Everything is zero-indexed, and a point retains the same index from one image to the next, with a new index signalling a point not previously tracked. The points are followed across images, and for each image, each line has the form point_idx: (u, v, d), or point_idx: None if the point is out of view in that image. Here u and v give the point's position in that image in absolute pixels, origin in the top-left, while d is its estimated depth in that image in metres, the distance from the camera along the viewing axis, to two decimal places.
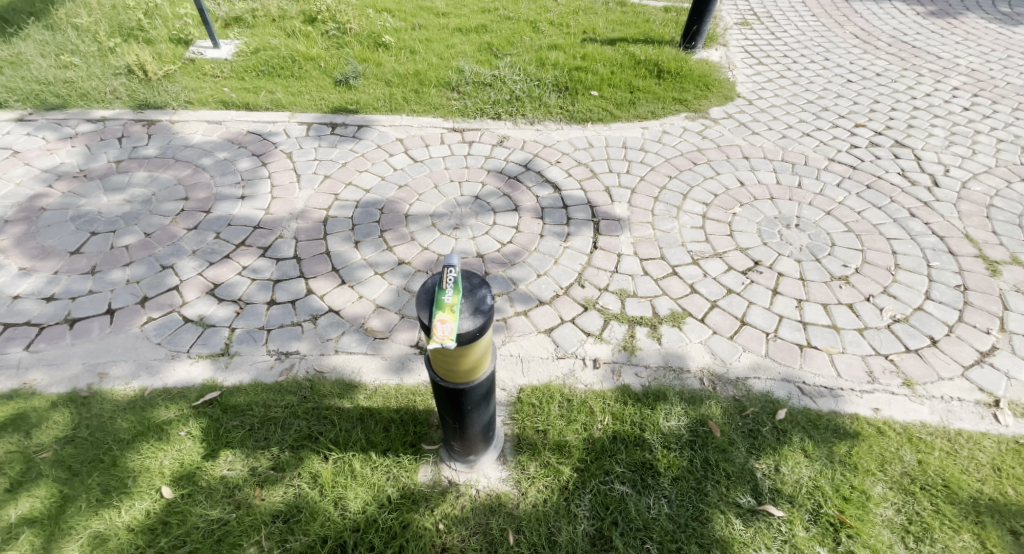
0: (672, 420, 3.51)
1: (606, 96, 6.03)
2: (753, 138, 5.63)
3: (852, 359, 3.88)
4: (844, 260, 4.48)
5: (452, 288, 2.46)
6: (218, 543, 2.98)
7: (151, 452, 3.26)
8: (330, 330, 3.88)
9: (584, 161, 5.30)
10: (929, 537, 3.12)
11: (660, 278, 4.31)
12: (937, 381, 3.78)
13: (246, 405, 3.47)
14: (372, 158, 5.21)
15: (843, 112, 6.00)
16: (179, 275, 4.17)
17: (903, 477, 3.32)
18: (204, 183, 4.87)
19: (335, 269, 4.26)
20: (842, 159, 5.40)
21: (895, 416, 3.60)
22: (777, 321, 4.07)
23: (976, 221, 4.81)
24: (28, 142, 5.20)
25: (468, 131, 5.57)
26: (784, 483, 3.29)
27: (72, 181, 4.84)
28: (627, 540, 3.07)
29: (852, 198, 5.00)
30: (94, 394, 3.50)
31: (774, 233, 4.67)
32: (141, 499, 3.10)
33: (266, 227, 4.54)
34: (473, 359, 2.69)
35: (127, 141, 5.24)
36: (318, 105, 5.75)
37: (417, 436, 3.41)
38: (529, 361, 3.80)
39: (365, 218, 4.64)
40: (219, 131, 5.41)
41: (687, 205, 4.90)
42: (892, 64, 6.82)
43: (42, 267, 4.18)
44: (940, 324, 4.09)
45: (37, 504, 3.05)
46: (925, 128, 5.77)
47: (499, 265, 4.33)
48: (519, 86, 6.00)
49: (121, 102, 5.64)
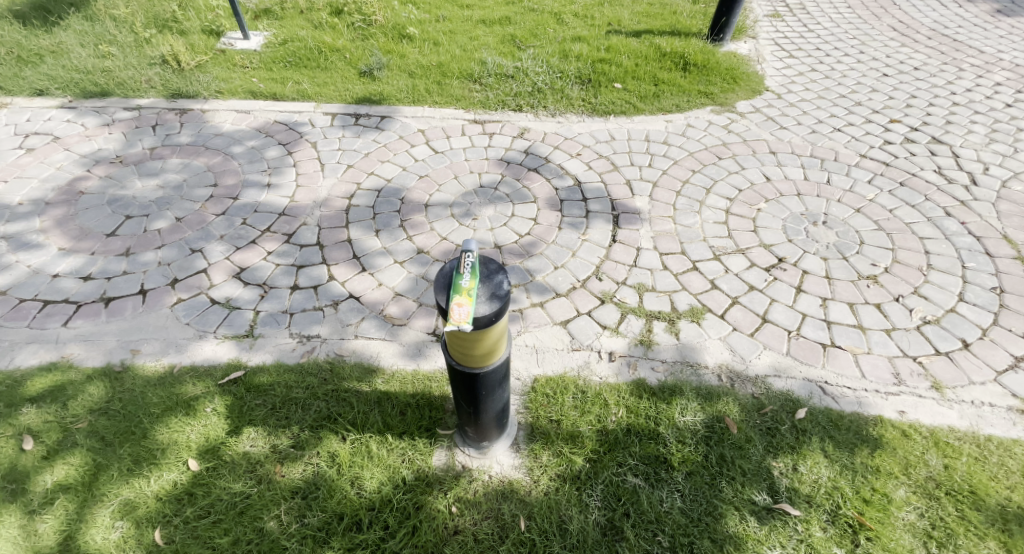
0: (688, 415, 3.48)
1: (630, 88, 5.99)
2: (781, 133, 5.52)
3: (878, 360, 3.78)
4: (873, 259, 4.36)
5: (470, 273, 2.48)
6: (240, 516, 3.07)
7: (179, 426, 3.37)
8: (351, 315, 3.95)
9: (606, 154, 5.27)
10: (953, 543, 3.03)
11: (680, 273, 4.27)
12: (967, 386, 3.66)
13: (269, 385, 3.56)
14: (394, 149, 5.27)
15: (877, 107, 5.84)
16: (207, 259, 4.29)
17: (928, 481, 3.23)
18: (232, 171, 5.00)
19: (356, 256, 4.32)
20: (875, 155, 5.26)
21: (921, 420, 3.50)
22: (800, 320, 3.99)
23: (1016, 222, 4.63)
24: (69, 128, 5.41)
25: (490, 122, 5.59)
26: (802, 483, 3.23)
27: (109, 166, 5.02)
28: (639, 532, 3.06)
29: (884, 195, 4.87)
30: (126, 369, 3.63)
31: (800, 230, 4.57)
32: (169, 471, 3.21)
33: (290, 214, 4.64)
34: (488, 343, 2.71)
35: (161, 129, 5.41)
36: (343, 96, 5.84)
37: (432, 420, 3.45)
38: (544, 351, 3.80)
39: (386, 207, 4.70)
40: (248, 120, 5.54)
41: (710, 200, 4.83)
42: (931, 58, 6.61)
43: (80, 248, 4.35)
44: (973, 327, 3.95)
45: (71, 471, 3.19)
46: (964, 125, 5.58)
47: (517, 256, 4.34)
48: (542, 78, 6.00)
49: (155, 91, 5.82)
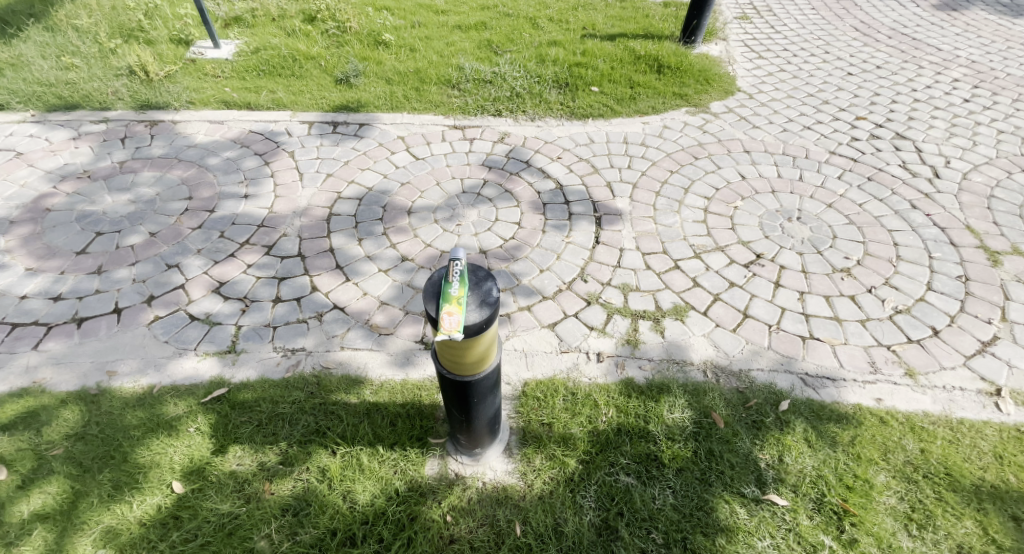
0: (676, 412, 3.54)
1: (606, 91, 6.07)
2: (754, 132, 5.65)
3: (854, 350, 3.91)
4: (846, 252, 4.50)
5: (459, 281, 2.50)
6: (229, 537, 3.02)
7: (161, 448, 3.30)
8: (336, 325, 3.92)
9: (586, 157, 5.33)
10: (932, 524, 3.15)
11: (662, 272, 4.34)
12: (939, 371, 3.80)
13: (254, 401, 3.50)
14: (374, 156, 5.23)
15: (844, 105, 6.02)
16: (185, 274, 4.19)
17: (906, 466, 3.35)
18: (207, 183, 4.90)
19: (338, 266, 4.28)
20: (843, 152, 5.42)
21: (897, 406, 3.63)
22: (780, 314, 4.09)
23: (978, 212, 4.83)
24: (32, 144, 5.22)
25: (469, 128, 5.59)
26: (788, 473, 3.32)
27: (77, 182, 4.87)
28: (633, 531, 3.10)
29: (853, 190, 5.03)
30: (103, 391, 3.53)
31: (776, 226, 4.69)
32: (152, 494, 3.14)
33: (270, 225, 4.57)
34: (479, 352, 2.72)
35: (131, 142, 5.27)
36: (319, 104, 5.77)
37: (423, 430, 3.44)
38: (533, 355, 3.83)
39: (368, 216, 4.66)
40: (222, 130, 5.44)
41: (688, 200, 4.92)
42: (892, 56, 6.84)
43: (48, 267, 4.21)
44: (942, 314, 4.11)
45: (49, 500, 3.10)
46: (925, 120, 5.80)
47: (502, 260, 4.36)
48: (519, 83, 6.03)
49: (122, 103, 5.67)
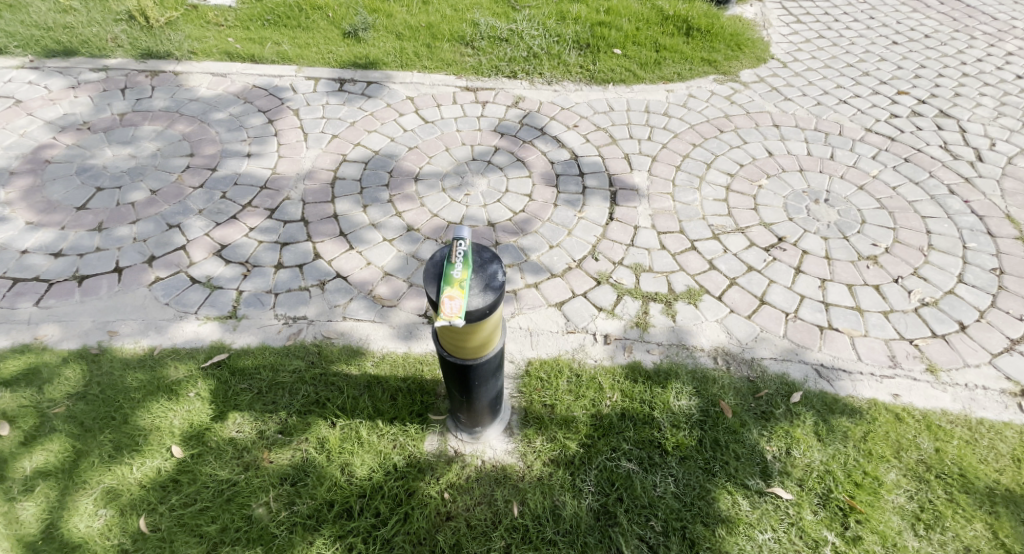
0: (683, 399, 3.43)
1: (630, 54, 5.74)
2: (785, 104, 5.33)
3: (874, 342, 3.75)
4: (874, 238, 4.28)
5: (462, 263, 2.37)
6: (228, 503, 2.97)
7: (162, 412, 3.25)
8: (339, 295, 3.82)
9: (604, 125, 5.08)
10: (940, 525, 3.04)
11: (677, 253, 4.16)
12: (962, 368, 3.64)
13: (255, 368, 3.45)
14: (382, 118, 5.02)
15: (885, 77, 5.65)
16: (186, 235, 4.09)
17: (919, 465, 3.23)
18: (209, 140, 4.75)
19: (342, 233, 4.15)
20: (880, 129, 5.11)
21: (915, 403, 3.49)
22: (799, 301, 3.92)
23: (1020, 200, 4.55)
24: (31, 91, 5.07)
25: (482, 90, 5.34)
26: (795, 466, 3.22)
27: (76, 133, 4.73)
28: (632, 517, 3.03)
29: (887, 171, 4.75)
30: (104, 351, 3.49)
31: (802, 208, 4.46)
32: (152, 457, 3.10)
33: (273, 187, 4.43)
34: (481, 336, 2.61)
35: (131, 93, 5.10)
36: (326, 59, 5.53)
37: (424, 406, 3.37)
38: (538, 334, 3.72)
39: (374, 181, 4.50)
40: (225, 84, 5.25)
41: (710, 176, 4.69)
42: (941, 25, 6.39)
43: (48, 222, 4.13)
44: (971, 309, 3.91)
45: (50, 457, 3.07)
46: (972, 98, 5.43)
47: (511, 234, 4.20)
48: (537, 42, 5.72)
49: (122, 51, 5.47)
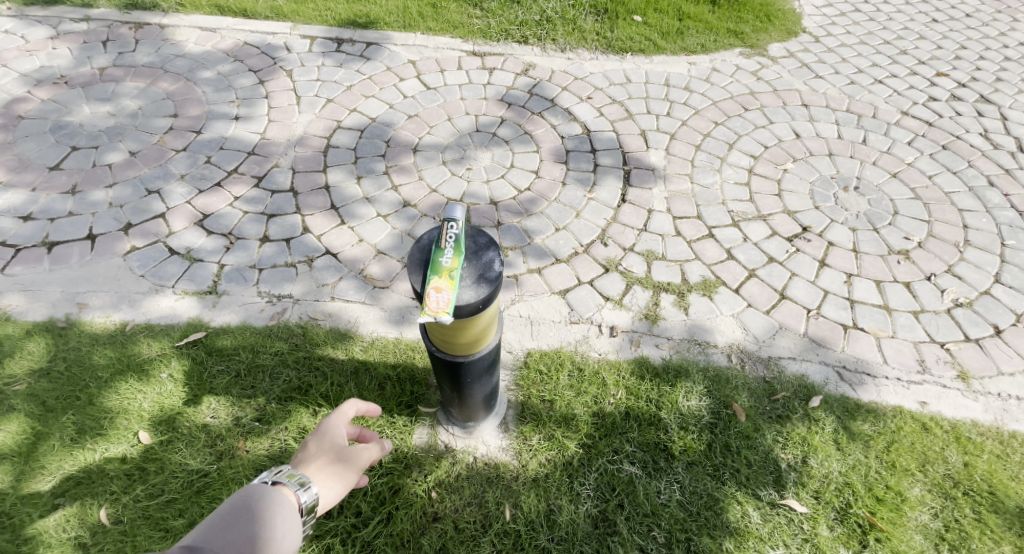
0: (692, 400, 3.18)
1: (651, 22, 5.38)
2: (815, 83, 4.98)
3: (902, 345, 3.47)
4: (906, 232, 3.97)
5: (453, 250, 2.09)
6: (197, 495, 2.75)
7: (130, 393, 3.03)
8: (327, 273, 3.56)
9: (619, 99, 4.74)
10: (967, 547, 2.78)
11: (693, 240, 3.87)
12: (996, 376, 3.36)
13: (233, 349, 3.21)
14: (381, 82, 4.70)
15: (923, 57, 5.28)
16: (167, 202, 3.83)
17: (946, 480, 2.97)
18: (195, 100, 4.45)
19: (334, 206, 3.88)
20: (917, 114, 4.76)
21: (944, 413, 3.22)
22: (822, 297, 3.64)
23: None
24: (7, 41, 4.77)
25: (490, 56, 5.00)
26: (811, 477, 2.97)
27: (53, 88, 4.44)
28: (633, 526, 2.79)
29: (923, 159, 4.42)
30: (72, 324, 3.25)
31: (829, 196, 4.15)
32: (118, 442, 2.88)
33: (261, 154, 4.14)
34: (474, 332, 2.35)
35: (114, 46, 4.79)
36: (324, 17, 5.20)
37: (413, 397, 3.13)
38: (539, 323, 3.45)
39: (370, 151, 4.21)
40: (214, 40, 4.93)
41: (732, 157, 4.37)
42: (984, 4, 5.98)
43: (19, 182, 3.86)
44: (1008, 312, 3.62)
45: (8, 439, 2.85)
46: (1016, 83, 5.06)
47: (514, 214, 3.91)
48: (552, 6, 5.37)
49: (106, 2, 5.14)
